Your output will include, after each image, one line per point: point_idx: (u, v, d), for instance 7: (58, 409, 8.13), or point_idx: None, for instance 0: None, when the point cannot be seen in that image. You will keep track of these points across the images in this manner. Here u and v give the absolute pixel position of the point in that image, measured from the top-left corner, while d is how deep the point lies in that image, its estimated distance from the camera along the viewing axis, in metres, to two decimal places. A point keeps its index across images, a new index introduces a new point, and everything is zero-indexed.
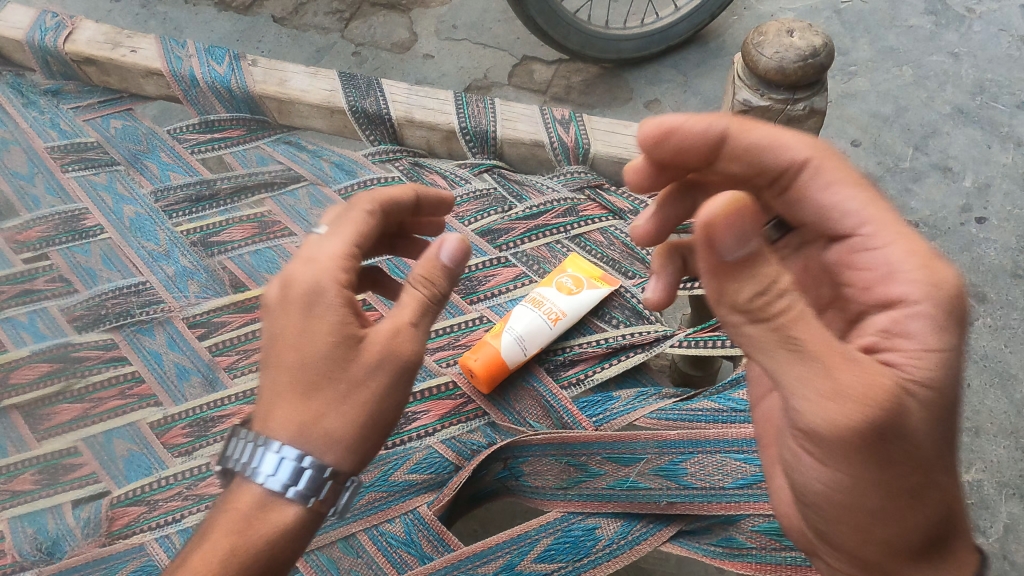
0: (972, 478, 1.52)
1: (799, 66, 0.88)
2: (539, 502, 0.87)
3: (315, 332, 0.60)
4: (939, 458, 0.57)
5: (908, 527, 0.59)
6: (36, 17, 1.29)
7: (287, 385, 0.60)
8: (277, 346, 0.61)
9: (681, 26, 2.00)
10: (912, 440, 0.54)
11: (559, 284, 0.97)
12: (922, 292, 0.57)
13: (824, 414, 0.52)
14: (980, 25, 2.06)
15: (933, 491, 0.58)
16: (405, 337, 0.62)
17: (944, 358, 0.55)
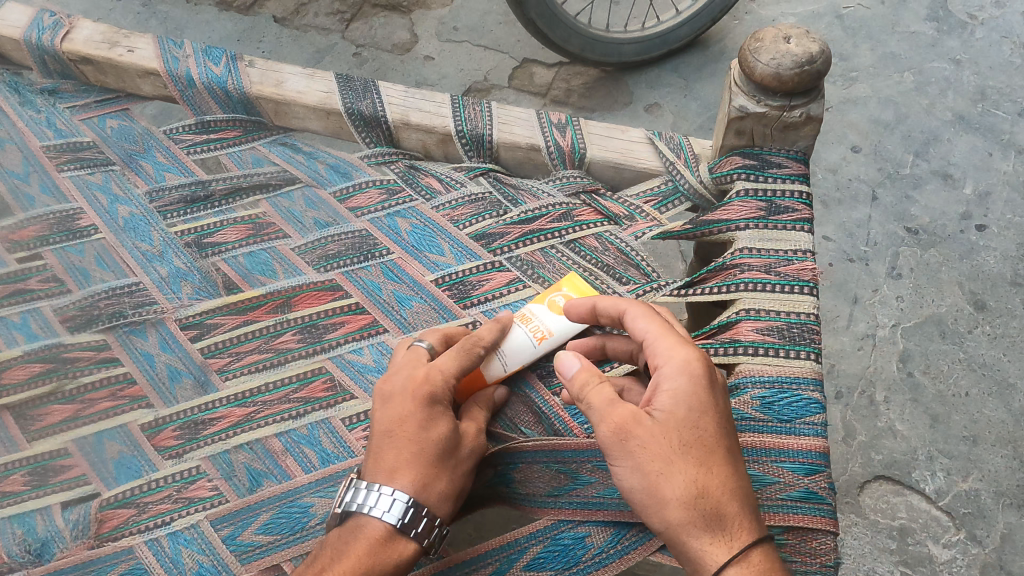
0: (970, 487, 1.51)
1: (796, 73, 0.88)
2: (529, 509, 0.86)
3: (438, 422, 0.81)
4: (682, 452, 0.73)
5: (666, 498, 0.73)
6: (33, 15, 1.28)
7: (417, 454, 0.80)
8: (406, 428, 0.81)
9: (682, 30, 1.99)
10: (646, 436, 0.73)
11: (553, 302, 0.94)
12: (666, 359, 0.77)
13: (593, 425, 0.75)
14: (983, 31, 2.05)
15: (679, 473, 0.73)
16: (485, 440, 0.86)
17: (676, 390, 0.75)
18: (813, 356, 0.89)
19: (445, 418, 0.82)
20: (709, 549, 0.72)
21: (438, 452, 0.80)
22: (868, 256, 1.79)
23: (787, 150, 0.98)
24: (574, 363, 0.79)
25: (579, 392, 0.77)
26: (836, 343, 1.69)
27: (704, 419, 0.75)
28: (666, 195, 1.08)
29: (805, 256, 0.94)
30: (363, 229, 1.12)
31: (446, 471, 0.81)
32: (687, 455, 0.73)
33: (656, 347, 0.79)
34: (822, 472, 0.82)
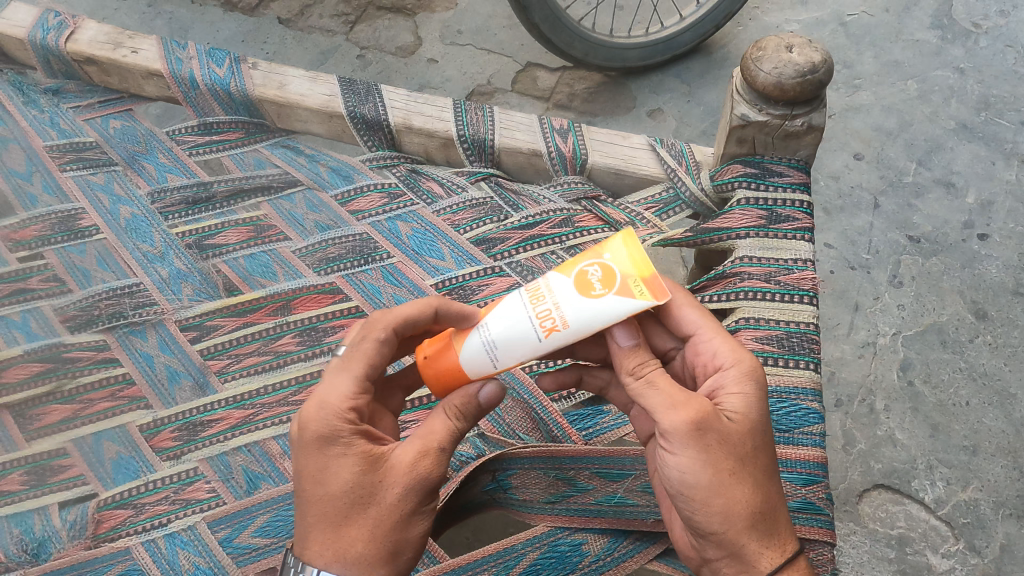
0: (970, 497, 1.50)
1: (798, 82, 0.88)
2: (526, 516, 0.86)
3: (334, 472, 0.66)
4: (753, 459, 0.67)
5: (735, 500, 0.66)
6: (38, 15, 1.28)
7: (320, 506, 0.66)
8: (303, 483, 0.67)
9: (686, 35, 1.99)
10: (724, 435, 0.66)
11: (578, 274, 0.67)
12: (733, 360, 0.71)
13: (662, 417, 0.65)
14: (987, 40, 2.05)
15: (749, 477, 0.67)
16: (429, 462, 0.66)
17: (747, 392, 0.69)
18: (813, 366, 0.89)
19: (343, 461, 0.66)
20: (764, 553, 0.68)
21: (343, 504, 0.65)
22: (870, 264, 1.78)
23: (788, 159, 0.99)
24: (631, 334, 0.68)
25: (635, 371, 0.67)
26: (836, 350, 1.69)
27: (766, 425, 0.69)
28: (667, 202, 1.07)
29: (805, 265, 0.94)
30: (364, 233, 1.12)
31: (360, 524, 0.66)
32: (755, 460, 0.67)
33: (711, 340, 0.72)
34: (820, 483, 0.82)
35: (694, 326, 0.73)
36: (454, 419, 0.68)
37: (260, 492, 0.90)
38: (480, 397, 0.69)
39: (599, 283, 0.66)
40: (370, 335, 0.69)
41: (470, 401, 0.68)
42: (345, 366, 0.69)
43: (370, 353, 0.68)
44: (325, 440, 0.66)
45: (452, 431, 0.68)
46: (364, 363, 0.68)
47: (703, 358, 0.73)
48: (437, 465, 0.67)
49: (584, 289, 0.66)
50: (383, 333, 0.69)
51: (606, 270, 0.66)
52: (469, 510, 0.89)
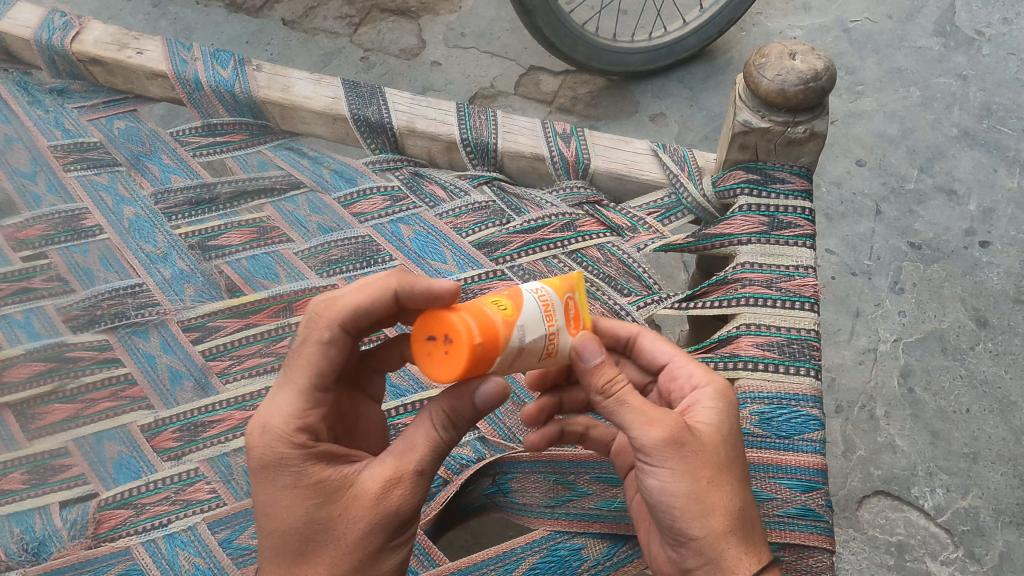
0: (969, 504, 1.50)
1: (801, 90, 0.88)
2: (525, 520, 0.86)
3: (286, 504, 0.64)
4: (729, 465, 0.68)
5: (714, 507, 0.66)
6: (44, 16, 1.29)
7: (278, 537, 0.65)
8: (257, 513, 0.66)
9: (689, 40, 1.99)
10: (698, 446, 0.66)
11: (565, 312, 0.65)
12: (706, 379, 0.73)
13: (638, 434, 0.65)
14: (990, 48, 2.05)
15: (726, 484, 0.67)
16: (395, 490, 0.63)
17: (720, 406, 0.71)
18: (813, 373, 0.89)
19: (290, 490, 0.64)
20: (743, 559, 0.67)
21: (301, 535, 0.64)
22: (871, 270, 1.78)
23: (790, 166, 0.99)
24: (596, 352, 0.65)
25: (604, 390, 0.65)
26: (837, 356, 1.69)
27: (737, 435, 0.71)
28: (669, 207, 1.08)
29: (806, 272, 0.94)
30: (367, 235, 1.13)
31: (321, 554, 0.64)
32: (731, 468, 0.68)
33: (687, 366, 0.75)
34: (819, 489, 0.82)
35: (666, 357, 0.77)
36: (437, 429, 0.64)
37: None
38: (478, 399, 0.63)
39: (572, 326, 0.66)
40: (313, 338, 0.67)
41: (465, 404, 0.63)
42: (291, 381, 0.67)
43: (314, 361, 0.66)
44: (273, 469, 0.64)
45: (432, 443, 0.64)
46: (307, 372, 0.67)
47: (678, 382, 0.75)
48: (407, 491, 0.64)
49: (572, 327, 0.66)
50: (327, 332, 0.66)
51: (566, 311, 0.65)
52: (464, 515, 0.89)
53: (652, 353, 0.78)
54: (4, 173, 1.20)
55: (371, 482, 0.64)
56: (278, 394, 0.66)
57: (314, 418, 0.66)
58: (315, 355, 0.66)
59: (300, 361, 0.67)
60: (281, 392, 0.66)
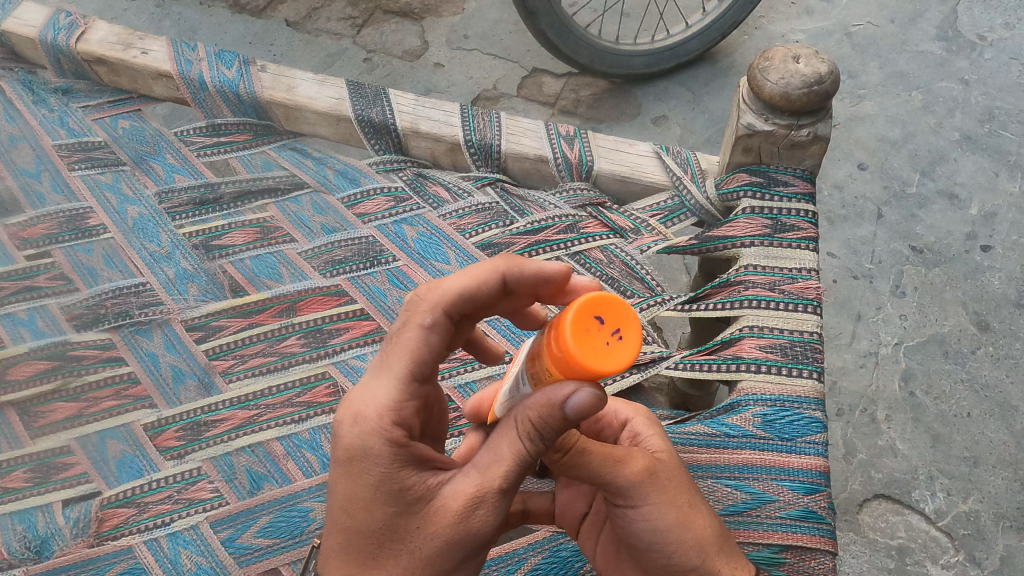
0: (970, 509, 1.50)
1: (805, 93, 0.88)
2: (528, 521, 0.84)
3: (364, 506, 0.62)
4: (692, 486, 0.70)
5: (702, 531, 0.68)
6: (50, 16, 1.29)
7: (351, 538, 0.63)
8: (333, 508, 0.64)
9: (692, 43, 2.00)
10: (667, 474, 0.68)
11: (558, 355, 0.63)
12: (633, 409, 0.77)
13: (613, 474, 0.66)
14: (992, 52, 2.05)
15: (701, 506, 0.69)
16: (483, 508, 0.61)
17: (658, 430, 0.74)
18: (816, 375, 0.89)
19: (372, 488, 0.62)
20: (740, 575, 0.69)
21: (376, 539, 0.63)
22: (872, 274, 1.79)
23: (793, 169, 0.99)
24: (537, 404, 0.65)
25: (565, 444, 0.63)
26: (838, 360, 1.69)
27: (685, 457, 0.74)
28: (672, 210, 1.08)
29: (809, 274, 0.95)
30: (370, 236, 1.13)
31: (394, 561, 0.63)
32: (698, 491, 0.71)
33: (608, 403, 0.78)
34: (821, 492, 0.82)
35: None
36: (522, 440, 0.61)
37: (263, 493, 0.90)
38: (567, 408, 0.58)
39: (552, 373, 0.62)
40: (414, 323, 0.65)
41: (553, 414, 0.59)
42: (388, 369, 0.65)
43: (414, 346, 0.65)
44: (356, 465, 0.62)
45: (518, 458, 0.61)
46: (404, 360, 0.65)
47: (609, 418, 0.77)
48: (490, 510, 0.61)
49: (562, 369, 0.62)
50: (429, 319, 0.65)
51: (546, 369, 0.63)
52: None
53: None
54: (9, 172, 1.20)
55: (457, 491, 0.61)
56: (370, 383, 0.65)
57: (410, 411, 0.64)
58: (416, 344, 0.65)
59: (400, 351, 0.65)
60: (372, 381, 0.65)
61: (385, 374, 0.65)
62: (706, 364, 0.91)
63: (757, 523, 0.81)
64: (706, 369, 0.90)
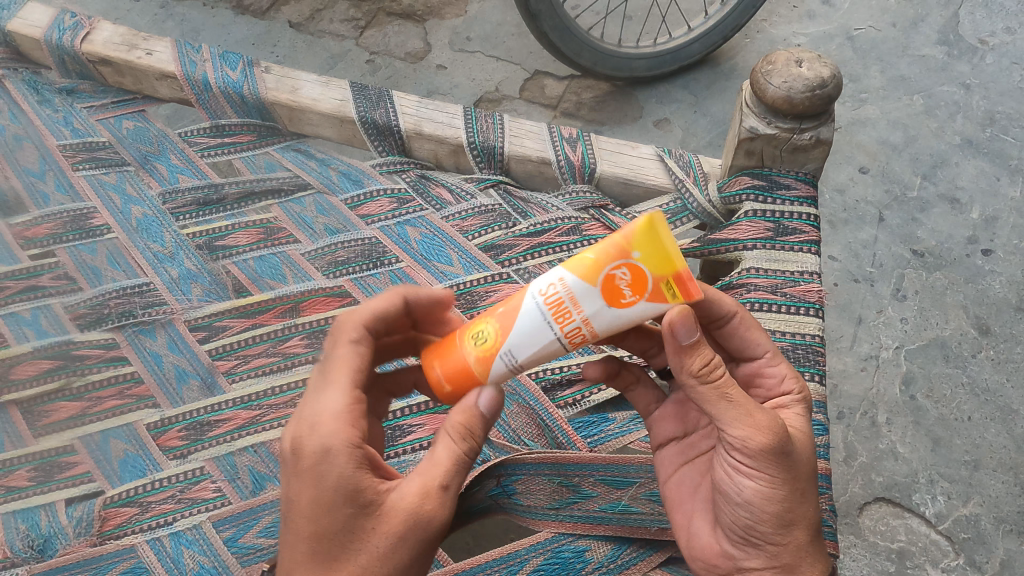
0: (970, 512, 1.50)
1: (807, 97, 0.89)
2: (531, 521, 0.85)
3: (328, 509, 0.62)
4: (813, 476, 0.69)
5: (800, 518, 0.68)
6: (54, 16, 1.30)
7: (313, 538, 0.63)
8: (293, 512, 0.64)
9: (694, 46, 2.00)
10: (798, 457, 0.67)
11: (605, 279, 0.60)
12: (799, 386, 0.74)
13: (738, 430, 0.65)
14: (993, 57, 2.06)
15: (813, 496, 0.69)
16: (433, 500, 0.63)
17: (805, 414, 0.73)
18: (817, 378, 0.89)
19: (331, 488, 0.62)
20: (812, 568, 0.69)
21: (339, 535, 0.63)
22: (874, 277, 1.79)
23: (796, 172, 1.00)
24: (690, 333, 0.62)
25: (701, 371, 0.63)
26: (839, 363, 1.69)
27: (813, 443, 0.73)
28: (674, 212, 1.07)
29: (811, 278, 0.95)
30: (373, 237, 1.13)
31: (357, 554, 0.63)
32: (818, 480, 0.70)
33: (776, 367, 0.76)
34: (823, 494, 0.83)
35: (760, 350, 0.76)
36: (458, 443, 0.64)
37: (266, 493, 0.91)
38: (483, 407, 0.64)
39: (636, 287, 0.60)
40: (344, 340, 0.68)
41: (476, 414, 0.64)
42: (334, 380, 0.66)
43: (352, 360, 0.67)
44: (311, 468, 0.63)
45: (455, 458, 0.64)
46: (345, 371, 0.66)
47: (767, 381, 0.75)
48: (438, 506, 0.63)
49: (609, 300, 0.61)
50: (355, 333, 0.68)
51: (642, 275, 0.60)
52: (472, 516, 0.87)
53: (741, 340, 0.76)
54: (14, 172, 1.20)
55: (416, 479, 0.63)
56: (317, 395, 0.66)
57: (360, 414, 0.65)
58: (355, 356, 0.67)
59: (340, 362, 0.67)
60: (319, 393, 0.66)
61: (329, 383, 0.66)
62: None
63: None
64: None
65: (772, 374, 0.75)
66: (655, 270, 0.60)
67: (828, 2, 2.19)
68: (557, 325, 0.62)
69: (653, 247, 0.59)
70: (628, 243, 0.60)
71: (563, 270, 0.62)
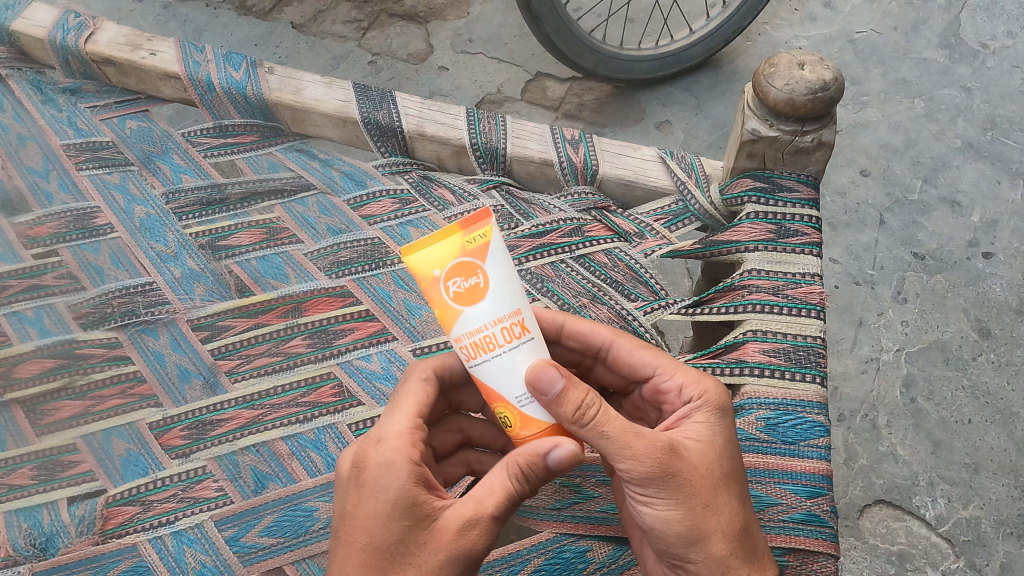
0: (970, 515, 1.50)
1: (809, 99, 0.89)
2: (533, 522, 0.85)
3: (383, 520, 0.64)
4: (726, 485, 0.68)
5: (711, 532, 0.67)
6: (58, 16, 1.30)
7: (365, 550, 0.65)
8: (348, 524, 0.66)
9: (696, 49, 2.01)
10: (691, 473, 0.66)
11: (456, 299, 0.64)
12: (699, 393, 0.73)
13: (623, 465, 0.65)
14: (994, 60, 2.06)
15: (724, 505, 0.68)
16: (480, 527, 0.64)
17: (712, 421, 0.71)
18: (819, 379, 0.89)
19: (388, 503, 0.64)
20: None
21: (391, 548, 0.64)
22: (874, 280, 1.79)
23: (797, 174, 1.00)
24: (553, 380, 0.62)
25: (579, 418, 0.63)
26: (839, 365, 1.70)
27: (732, 450, 0.71)
28: (677, 214, 1.09)
29: (813, 279, 0.95)
30: (376, 237, 1.14)
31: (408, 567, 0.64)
32: (728, 487, 0.68)
33: (673, 377, 0.75)
34: (825, 495, 0.83)
35: (652, 367, 0.77)
36: (512, 480, 0.64)
37: (268, 492, 0.91)
38: (552, 460, 0.63)
39: (469, 274, 0.64)
40: (413, 375, 0.73)
41: (536, 462, 0.63)
42: (401, 407, 0.71)
43: (423, 393, 0.72)
44: (370, 482, 0.66)
45: (508, 493, 0.64)
46: (417, 401, 0.71)
47: (670, 393, 0.75)
48: (484, 532, 0.64)
49: (478, 299, 0.64)
50: (426, 372, 0.73)
51: (455, 266, 0.64)
52: None
53: (636, 364, 0.78)
54: (17, 171, 1.21)
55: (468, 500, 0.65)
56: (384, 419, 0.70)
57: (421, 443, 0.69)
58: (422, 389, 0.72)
59: (407, 394, 0.72)
60: (385, 418, 0.70)
61: (395, 410, 0.71)
62: (708, 367, 0.91)
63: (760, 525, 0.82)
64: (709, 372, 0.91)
65: (670, 385, 0.75)
66: (453, 258, 0.64)
67: (830, 6, 2.20)
68: (498, 348, 0.64)
69: (432, 253, 0.65)
70: (428, 273, 0.65)
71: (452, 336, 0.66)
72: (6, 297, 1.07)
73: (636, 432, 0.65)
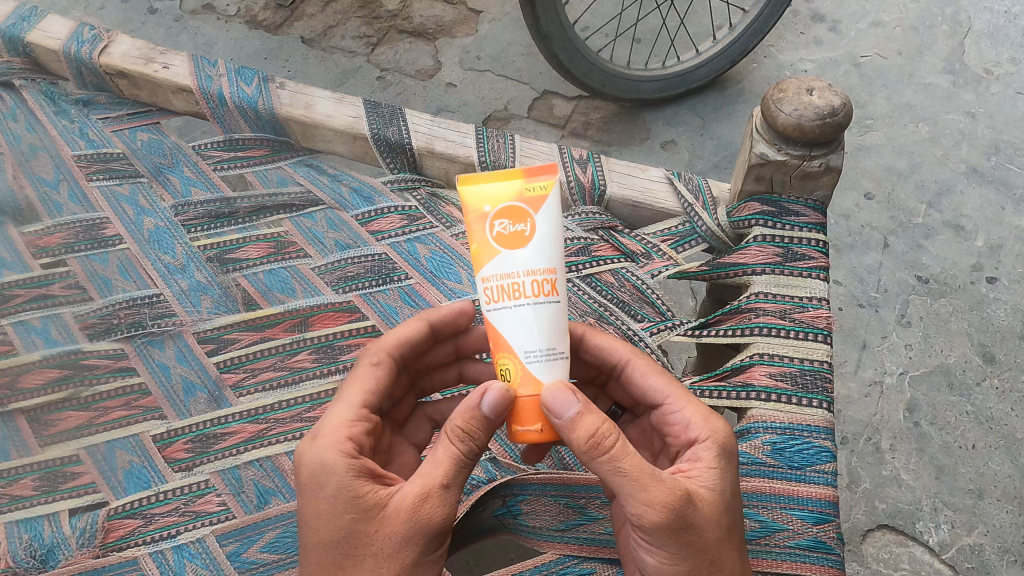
0: (974, 542, 1.49)
1: (817, 125, 0.90)
2: (534, 543, 0.85)
3: (328, 516, 0.67)
4: (729, 537, 0.69)
5: None
6: (74, 28, 1.32)
7: (325, 545, 0.67)
8: (303, 530, 0.68)
9: (702, 69, 2.03)
10: (703, 528, 0.66)
11: (498, 239, 0.67)
12: (706, 432, 0.72)
13: (637, 509, 0.64)
14: (998, 86, 2.08)
15: (728, 560, 0.68)
16: (431, 504, 0.65)
17: (721, 466, 0.70)
18: (825, 405, 0.89)
19: (331, 497, 0.66)
20: None
21: (343, 542, 0.66)
22: (878, 303, 1.79)
23: (804, 199, 1.01)
24: (569, 403, 0.64)
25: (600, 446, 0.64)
26: (843, 389, 1.69)
27: (738, 499, 0.71)
28: (683, 235, 1.09)
29: (820, 303, 0.95)
30: (382, 253, 1.15)
31: (363, 552, 0.66)
32: (731, 539, 0.69)
33: (682, 411, 0.74)
34: (831, 522, 0.83)
35: (662, 396, 0.76)
36: (456, 443, 0.66)
37: (271, 507, 0.91)
38: (486, 408, 0.65)
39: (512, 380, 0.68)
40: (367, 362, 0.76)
41: (476, 418, 0.65)
42: (343, 399, 0.73)
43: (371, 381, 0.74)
44: (312, 481, 0.67)
45: (455, 459, 0.66)
46: (359, 392, 0.73)
47: (675, 429, 0.75)
48: (438, 505, 0.65)
49: (519, 245, 0.67)
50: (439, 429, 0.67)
51: (507, 208, 0.68)
52: (477, 536, 0.88)
53: (648, 390, 0.77)
54: (27, 181, 1.21)
55: (426, 473, 0.65)
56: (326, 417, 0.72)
57: (365, 430, 0.72)
58: (379, 385, 0.75)
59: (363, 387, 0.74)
60: (333, 422, 0.71)
61: (347, 403, 0.72)
62: (715, 391, 0.91)
63: (765, 551, 0.82)
64: (716, 397, 0.91)
65: (678, 418, 0.74)
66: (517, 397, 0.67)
67: (836, 29, 2.22)
68: (522, 299, 0.67)
69: (492, 190, 0.68)
70: (478, 208, 0.68)
71: (480, 274, 0.69)
72: (13, 306, 1.06)
73: (661, 485, 0.64)
